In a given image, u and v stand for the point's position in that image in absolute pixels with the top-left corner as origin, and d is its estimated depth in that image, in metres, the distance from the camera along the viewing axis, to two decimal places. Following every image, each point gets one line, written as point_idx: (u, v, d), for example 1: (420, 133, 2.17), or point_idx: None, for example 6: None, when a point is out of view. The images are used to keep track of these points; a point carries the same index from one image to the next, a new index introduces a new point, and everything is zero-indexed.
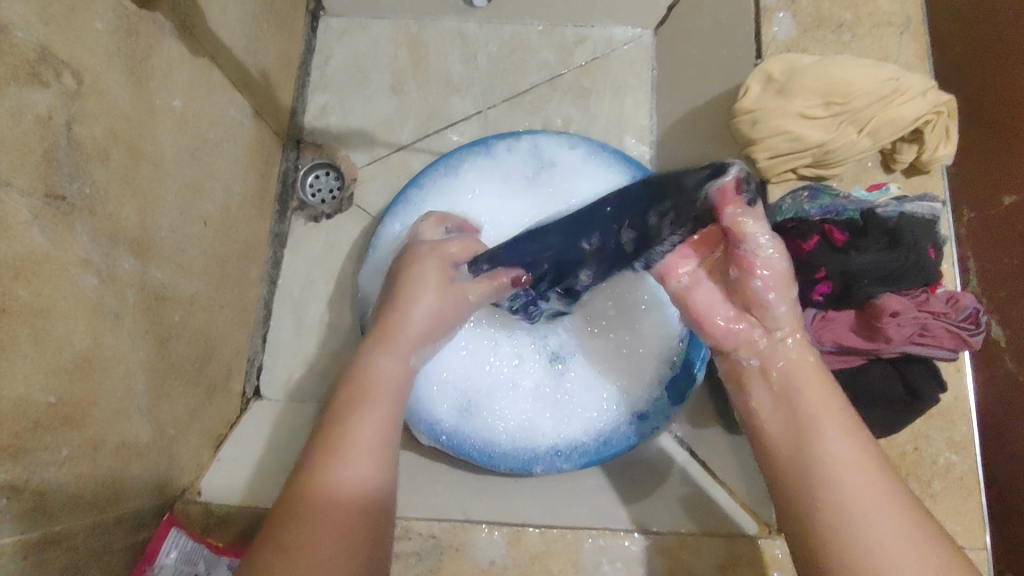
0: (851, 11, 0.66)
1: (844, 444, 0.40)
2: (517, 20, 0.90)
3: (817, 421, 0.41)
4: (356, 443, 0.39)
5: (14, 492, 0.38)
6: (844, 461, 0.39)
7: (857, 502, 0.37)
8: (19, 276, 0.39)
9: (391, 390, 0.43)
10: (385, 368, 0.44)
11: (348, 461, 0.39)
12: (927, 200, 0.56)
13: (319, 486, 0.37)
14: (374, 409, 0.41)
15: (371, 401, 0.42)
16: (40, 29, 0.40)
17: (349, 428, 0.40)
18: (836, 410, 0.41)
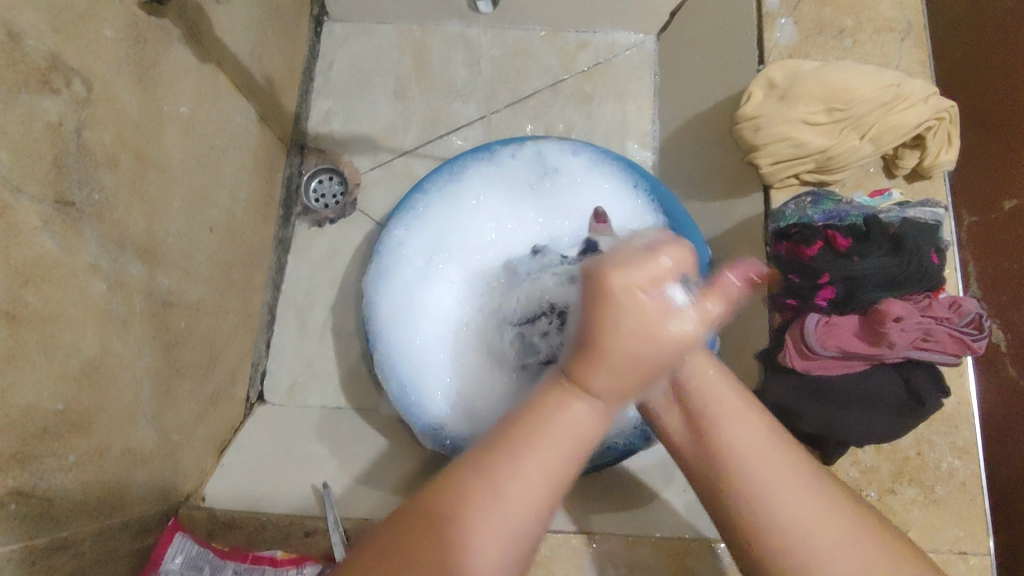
0: (853, 17, 0.66)
1: (747, 433, 0.37)
2: (520, 26, 0.90)
3: (714, 413, 0.38)
4: (511, 502, 0.34)
5: (23, 498, 0.39)
6: (753, 448, 0.36)
7: (772, 487, 0.35)
8: (29, 283, 0.39)
9: (575, 440, 0.36)
10: (569, 417, 0.36)
11: (493, 520, 0.34)
12: (930, 205, 0.57)
13: (431, 538, 0.34)
14: (532, 467, 0.35)
15: (539, 451, 0.35)
16: (51, 37, 0.41)
17: (506, 480, 0.35)
18: (724, 396, 0.38)
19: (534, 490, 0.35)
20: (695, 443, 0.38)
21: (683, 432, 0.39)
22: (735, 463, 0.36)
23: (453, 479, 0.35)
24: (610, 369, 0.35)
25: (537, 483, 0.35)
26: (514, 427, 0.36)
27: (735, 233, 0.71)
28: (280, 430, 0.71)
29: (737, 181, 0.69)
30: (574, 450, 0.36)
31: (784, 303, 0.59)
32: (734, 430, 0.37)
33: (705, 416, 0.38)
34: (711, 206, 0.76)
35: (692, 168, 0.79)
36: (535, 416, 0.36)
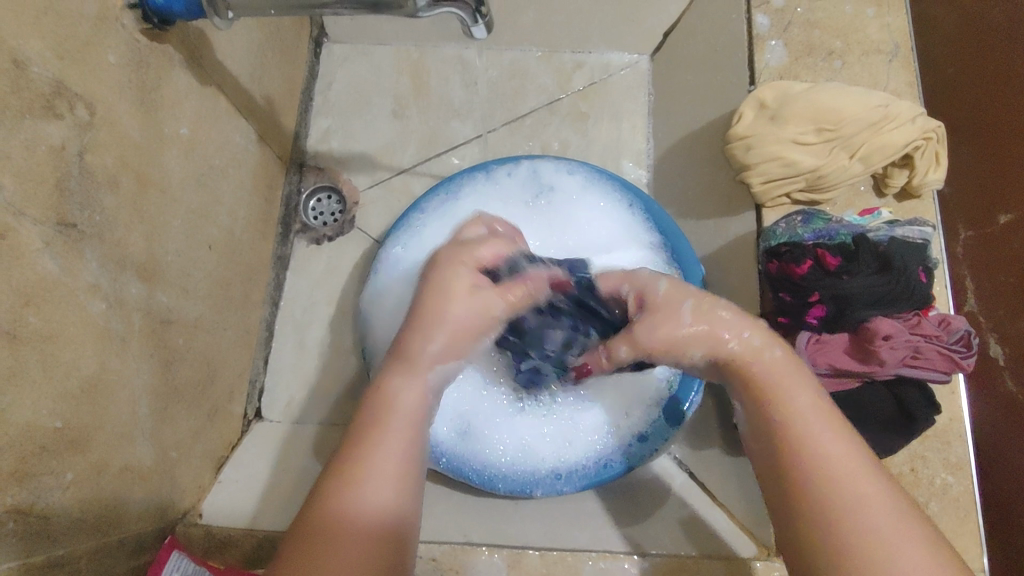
0: (842, 39, 0.68)
1: (836, 444, 0.39)
2: (516, 47, 0.92)
3: (800, 428, 0.40)
4: (381, 466, 0.40)
5: (21, 516, 0.39)
6: (839, 456, 0.38)
7: (859, 504, 0.36)
8: (30, 303, 0.40)
9: (416, 415, 0.42)
10: (409, 397, 0.42)
11: (385, 469, 0.40)
12: (918, 224, 0.58)
13: (337, 503, 0.38)
14: (391, 439, 0.41)
15: (394, 433, 0.41)
16: (55, 64, 0.42)
17: (378, 452, 0.40)
18: (811, 407, 0.40)
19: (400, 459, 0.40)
20: (776, 453, 0.40)
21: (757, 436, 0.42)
22: (821, 468, 0.38)
23: (340, 461, 0.40)
24: (437, 335, 0.44)
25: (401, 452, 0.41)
26: (366, 417, 0.42)
27: (728, 250, 0.72)
28: (277, 447, 0.71)
29: (729, 199, 0.70)
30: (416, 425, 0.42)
31: (776, 320, 0.59)
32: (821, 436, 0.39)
33: (787, 420, 0.40)
34: (704, 224, 0.77)
35: (686, 187, 0.81)
36: (382, 399, 0.42)
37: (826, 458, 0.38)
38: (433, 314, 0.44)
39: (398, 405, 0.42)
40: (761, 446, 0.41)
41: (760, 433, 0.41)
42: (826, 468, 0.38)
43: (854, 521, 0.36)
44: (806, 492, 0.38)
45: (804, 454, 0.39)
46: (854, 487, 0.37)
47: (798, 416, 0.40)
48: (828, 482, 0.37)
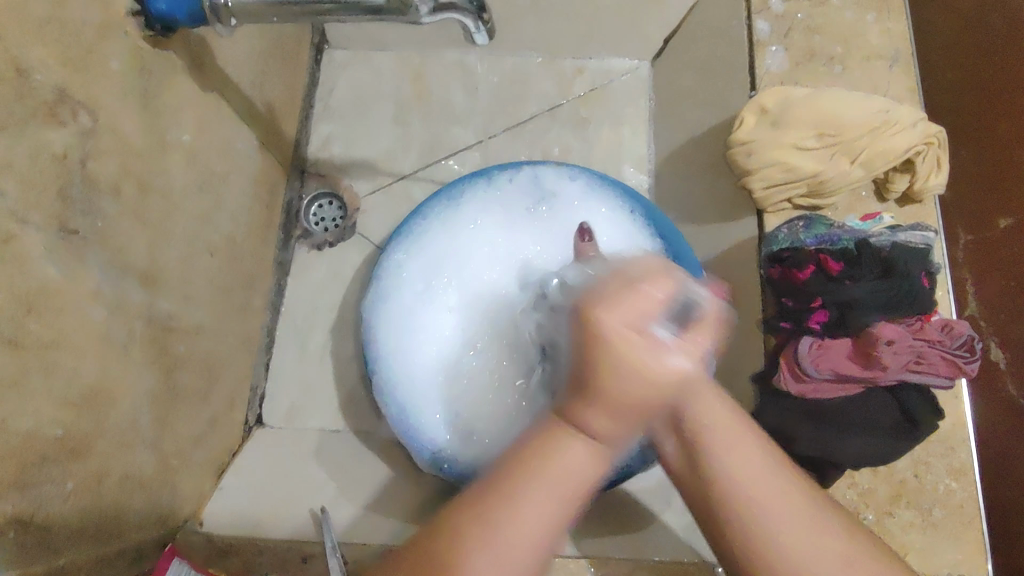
0: (842, 44, 0.68)
1: (755, 461, 0.38)
2: (517, 53, 0.92)
3: (714, 439, 0.39)
4: (512, 552, 0.36)
5: (21, 525, 0.39)
6: (749, 470, 0.38)
7: (763, 510, 0.38)
8: (32, 310, 0.40)
9: (580, 486, 0.37)
10: (572, 461, 0.37)
11: (496, 558, 0.36)
12: (920, 229, 0.58)
13: (450, 567, 0.36)
14: (536, 505, 0.37)
15: (541, 497, 0.37)
16: (59, 72, 0.42)
17: (505, 531, 0.36)
18: (724, 417, 0.39)
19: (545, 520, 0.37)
20: (696, 472, 0.40)
21: (680, 458, 0.40)
22: (738, 494, 0.38)
23: (458, 523, 0.37)
24: (602, 414, 0.36)
25: (549, 510, 0.37)
26: (507, 475, 0.38)
27: (729, 255, 0.72)
28: (277, 453, 0.71)
29: (731, 204, 0.70)
30: (568, 496, 0.38)
31: (777, 325, 0.59)
32: (734, 455, 0.38)
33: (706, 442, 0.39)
34: (706, 229, 0.77)
35: (687, 192, 0.81)
36: (547, 469, 0.37)
37: (740, 481, 0.38)
38: (644, 398, 0.36)
39: (566, 469, 0.37)
40: (688, 466, 0.40)
41: (683, 457, 0.40)
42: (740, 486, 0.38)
43: (771, 547, 0.37)
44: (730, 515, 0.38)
45: (720, 476, 0.38)
46: (774, 515, 0.37)
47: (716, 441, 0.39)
48: (751, 515, 0.38)
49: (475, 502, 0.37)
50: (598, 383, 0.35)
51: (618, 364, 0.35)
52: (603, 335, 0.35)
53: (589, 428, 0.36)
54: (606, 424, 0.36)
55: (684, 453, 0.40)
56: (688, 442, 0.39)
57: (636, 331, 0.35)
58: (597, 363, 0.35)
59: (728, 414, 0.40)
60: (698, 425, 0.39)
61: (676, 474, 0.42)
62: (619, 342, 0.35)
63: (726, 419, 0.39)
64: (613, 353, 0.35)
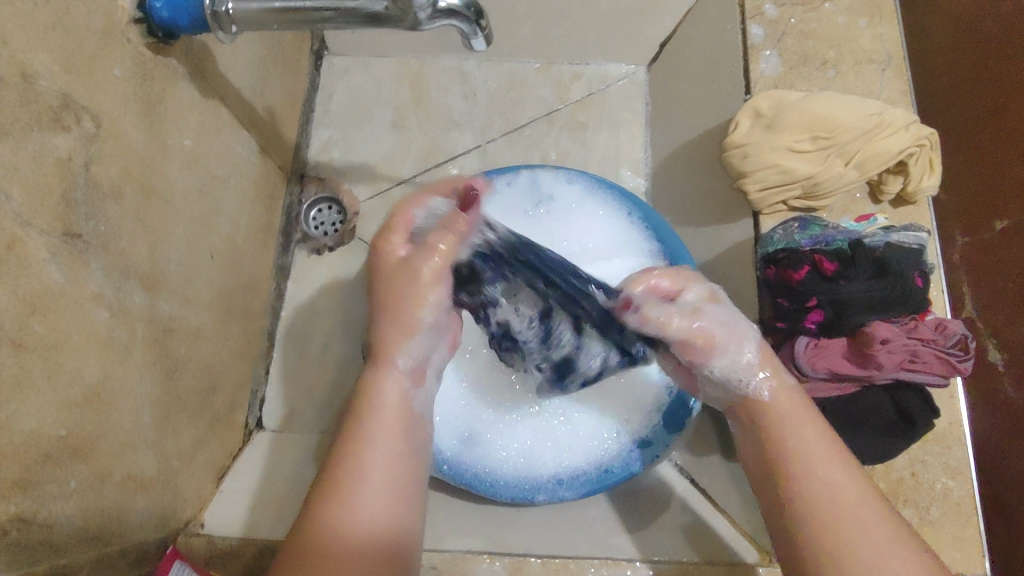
0: (835, 49, 0.69)
1: (840, 474, 0.43)
2: (515, 59, 0.93)
3: (798, 455, 0.44)
4: (374, 473, 0.44)
5: (23, 525, 0.39)
6: (836, 483, 0.42)
7: (848, 521, 0.41)
8: (36, 312, 0.40)
9: (400, 411, 0.47)
10: (391, 393, 0.47)
11: (368, 492, 0.43)
12: (913, 229, 0.59)
13: (330, 520, 0.41)
14: (380, 434, 0.45)
15: (384, 428, 0.45)
16: (63, 77, 0.42)
17: (363, 460, 0.44)
18: (822, 442, 0.45)
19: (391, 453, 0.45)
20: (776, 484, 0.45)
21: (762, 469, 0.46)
22: (822, 496, 0.42)
23: (332, 477, 0.43)
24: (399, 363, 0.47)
25: (388, 449, 0.45)
26: (356, 420, 0.46)
27: (726, 257, 0.72)
28: (277, 457, 0.71)
29: (727, 206, 0.71)
30: (399, 419, 0.46)
31: (773, 326, 0.60)
32: (826, 470, 0.43)
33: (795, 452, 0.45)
34: (702, 231, 0.78)
35: (683, 195, 0.81)
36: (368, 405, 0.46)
37: (829, 487, 0.42)
38: (413, 320, 0.47)
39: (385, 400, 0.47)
40: (766, 476, 0.45)
41: (764, 464, 0.46)
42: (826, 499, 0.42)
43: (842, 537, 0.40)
44: (807, 522, 0.42)
45: (806, 482, 0.43)
46: (847, 513, 0.41)
47: (810, 458, 0.44)
48: (824, 519, 0.41)
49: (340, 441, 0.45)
50: (405, 309, 0.47)
51: (421, 302, 0.47)
52: (415, 268, 0.47)
53: (396, 357, 0.47)
54: (395, 339, 0.47)
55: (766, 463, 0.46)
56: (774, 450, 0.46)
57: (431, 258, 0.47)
58: (405, 292, 0.47)
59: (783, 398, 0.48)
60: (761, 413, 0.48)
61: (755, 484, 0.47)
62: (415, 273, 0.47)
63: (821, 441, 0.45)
64: (408, 283, 0.47)
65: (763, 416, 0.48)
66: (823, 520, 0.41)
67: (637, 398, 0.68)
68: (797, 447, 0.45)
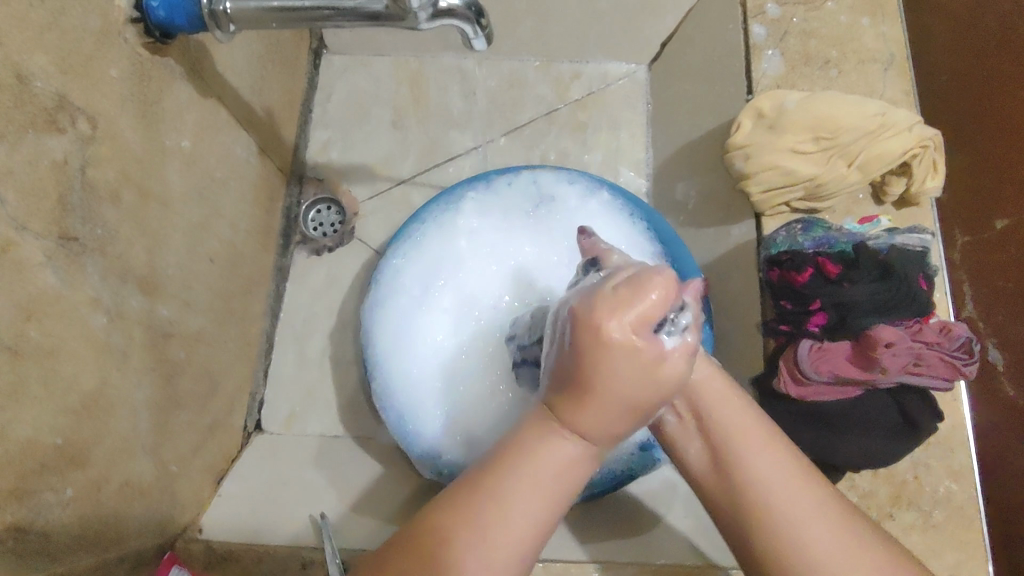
0: (838, 48, 0.68)
1: (767, 458, 0.42)
2: (515, 57, 0.92)
3: (733, 441, 0.43)
4: (500, 563, 0.37)
5: (19, 534, 0.39)
6: (770, 473, 0.42)
7: (790, 517, 0.40)
8: (31, 318, 0.40)
9: (567, 479, 0.37)
10: (558, 456, 0.37)
11: (480, 566, 0.36)
12: (917, 231, 0.58)
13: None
14: (530, 486, 0.37)
15: (524, 493, 0.37)
16: (58, 79, 0.42)
17: (495, 535, 0.37)
18: (751, 424, 0.44)
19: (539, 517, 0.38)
20: (719, 477, 0.43)
21: (706, 466, 0.44)
22: (755, 496, 0.41)
23: (463, 504, 0.38)
24: (594, 413, 0.35)
25: (538, 506, 0.37)
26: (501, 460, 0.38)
27: (728, 258, 0.72)
28: (276, 460, 0.71)
29: (729, 207, 0.71)
30: (549, 489, 0.37)
31: (777, 328, 0.59)
32: (756, 462, 0.42)
33: (727, 446, 0.43)
34: (704, 232, 0.77)
35: (685, 196, 0.81)
36: (532, 462, 0.37)
37: (766, 487, 0.41)
38: (618, 368, 0.43)
39: (550, 461, 0.37)
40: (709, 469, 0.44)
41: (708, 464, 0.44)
42: (763, 496, 0.41)
43: (793, 545, 0.39)
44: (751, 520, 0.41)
45: (743, 481, 0.42)
46: (784, 507, 0.40)
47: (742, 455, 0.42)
48: (766, 517, 0.40)
49: (459, 501, 0.38)
50: (597, 385, 0.34)
51: (613, 371, 0.33)
52: (604, 333, 0.33)
53: (579, 426, 0.36)
54: (597, 418, 0.35)
55: (709, 458, 0.44)
56: (712, 450, 0.44)
57: (616, 305, 0.45)
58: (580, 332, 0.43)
59: (718, 387, 0.45)
60: (695, 394, 0.44)
61: (697, 479, 0.45)
62: (605, 317, 0.37)
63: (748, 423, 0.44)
64: (621, 357, 0.33)
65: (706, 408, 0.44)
66: (767, 519, 0.40)
67: None
68: (727, 444, 0.43)
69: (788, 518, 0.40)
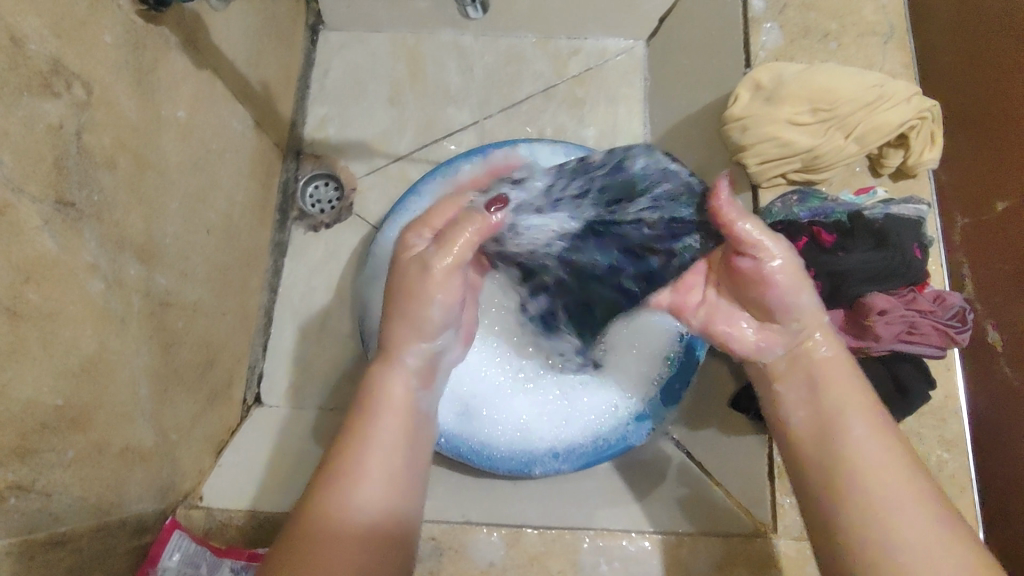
0: (838, 21, 0.68)
1: (875, 444, 0.42)
2: (511, 33, 0.91)
3: (846, 421, 0.43)
4: (374, 469, 0.43)
5: (21, 492, 0.39)
6: (878, 458, 0.41)
7: (895, 502, 0.39)
8: (30, 280, 0.40)
9: (406, 405, 0.46)
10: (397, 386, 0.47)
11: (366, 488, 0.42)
12: (912, 202, 0.59)
13: (326, 507, 0.40)
14: (385, 420, 0.45)
15: (380, 419, 0.45)
16: (52, 42, 0.42)
17: (365, 458, 0.43)
18: (863, 404, 0.44)
19: (394, 449, 0.44)
20: (820, 449, 0.44)
21: (811, 432, 0.44)
22: (865, 475, 0.41)
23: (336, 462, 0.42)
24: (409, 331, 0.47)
25: (393, 446, 0.44)
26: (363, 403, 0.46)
27: None
28: (275, 431, 0.71)
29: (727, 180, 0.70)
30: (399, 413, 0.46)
31: None
32: (863, 439, 0.42)
33: (837, 418, 0.44)
34: None
35: (683, 170, 0.81)
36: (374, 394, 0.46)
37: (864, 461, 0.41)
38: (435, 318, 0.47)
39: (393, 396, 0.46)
40: (816, 440, 0.44)
41: (812, 433, 0.44)
42: (867, 473, 0.41)
43: (884, 520, 0.39)
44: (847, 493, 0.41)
45: (846, 455, 0.42)
46: (884, 490, 0.40)
47: (855, 440, 0.42)
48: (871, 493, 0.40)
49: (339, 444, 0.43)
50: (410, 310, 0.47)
51: (429, 302, 0.47)
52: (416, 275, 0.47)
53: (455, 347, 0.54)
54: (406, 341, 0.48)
55: (814, 427, 0.44)
56: (822, 417, 0.44)
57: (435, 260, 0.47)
58: (411, 280, 0.47)
59: (834, 367, 0.46)
60: (814, 371, 0.47)
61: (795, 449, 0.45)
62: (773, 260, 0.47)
63: (861, 401, 0.44)
64: (403, 324, 0.47)
65: (823, 384, 0.46)
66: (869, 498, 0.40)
67: (628, 369, 0.68)
68: (841, 415, 0.44)
69: (892, 505, 0.39)
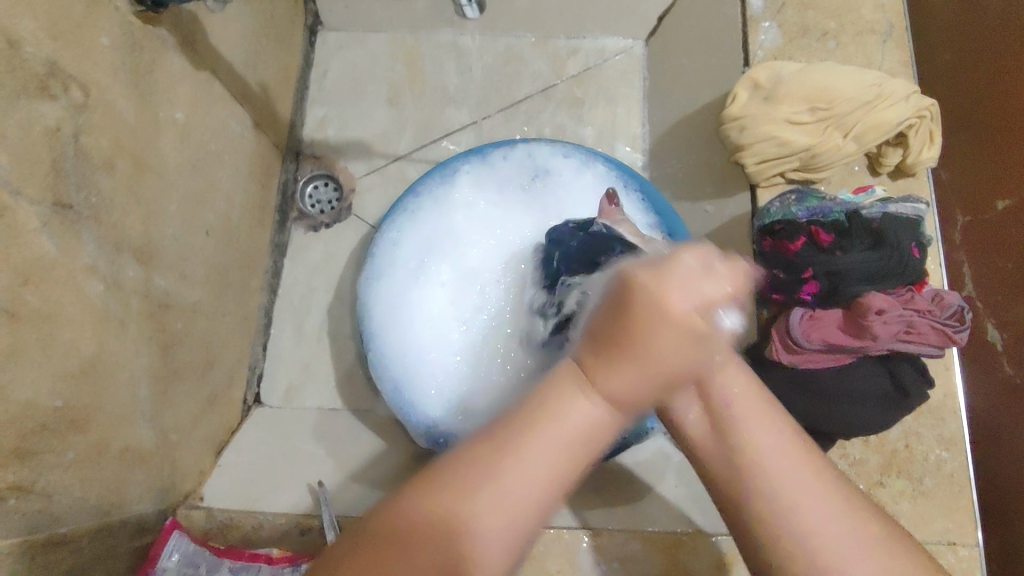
0: (836, 20, 0.68)
1: (773, 443, 0.34)
2: (510, 33, 0.91)
3: (740, 422, 0.35)
4: (512, 502, 0.32)
5: (22, 493, 0.39)
6: (778, 461, 0.34)
7: (810, 517, 0.32)
8: (28, 282, 0.40)
9: (586, 445, 0.33)
10: (586, 423, 0.33)
11: (491, 502, 0.32)
12: (911, 200, 0.58)
13: (446, 512, 0.32)
14: (541, 451, 0.33)
15: (538, 444, 0.33)
16: (49, 45, 0.42)
17: (512, 478, 0.32)
18: (752, 400, 0.35)
19: (537, 490, 0.32)
20: (722, 458, 0.35)
21: (706, 433, 0.36)
22: (773, 488, 0.33)
23: (465, 466, 0.33)
24: (633, 371, 0.32)
25: (540, 480, 0.33)
26: (525, 417, 0.34)
27: (725, 232, 0.72)
28: (275, 431, 0.72)
29: (726, 180, 0.70)
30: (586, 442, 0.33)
31: (769, 297, 0.60)
32: (762, 440, 0.34)
33: (734, 422, 0.35)
34: (700, 206, 0.77)
35: (682, 170, 0.81)
36: (548, 417, 0.33)
37: (770, 470, 0.34)
38: (676, 366, 0.32)
39: (570, 423, 0.33)
40: (715, 447, 0.35)
41: (710, 448, 0.35)
42: (769, 485, 0.33)
43: (803, 543, 0.32)
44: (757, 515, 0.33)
45: (750, 466, 0.34)
46: (801, 507, 0.33)
47: (760, 452, 0.34)
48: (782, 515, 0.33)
49: (463, 456, 0.33)
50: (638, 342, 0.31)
51: (664, 316, 0.31)
52: (658, 303, 0.31)
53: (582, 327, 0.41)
54: (629, 381, 0.32)
55: (711, 424, 0.35)
56: (712, 418, 0.35)
57: (692, 294, 0.31)
58: (646, 323, 0.31)
59: (739, 372, 0.36)
60: (710, 378, 0.35)
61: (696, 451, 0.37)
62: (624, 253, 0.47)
63: (750, 394, 0.36)
64: (632, 364, 0.32)
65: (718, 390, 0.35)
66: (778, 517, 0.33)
67: None
68: (732, 406, 0.35)
69: (807, 515, 0.32)
